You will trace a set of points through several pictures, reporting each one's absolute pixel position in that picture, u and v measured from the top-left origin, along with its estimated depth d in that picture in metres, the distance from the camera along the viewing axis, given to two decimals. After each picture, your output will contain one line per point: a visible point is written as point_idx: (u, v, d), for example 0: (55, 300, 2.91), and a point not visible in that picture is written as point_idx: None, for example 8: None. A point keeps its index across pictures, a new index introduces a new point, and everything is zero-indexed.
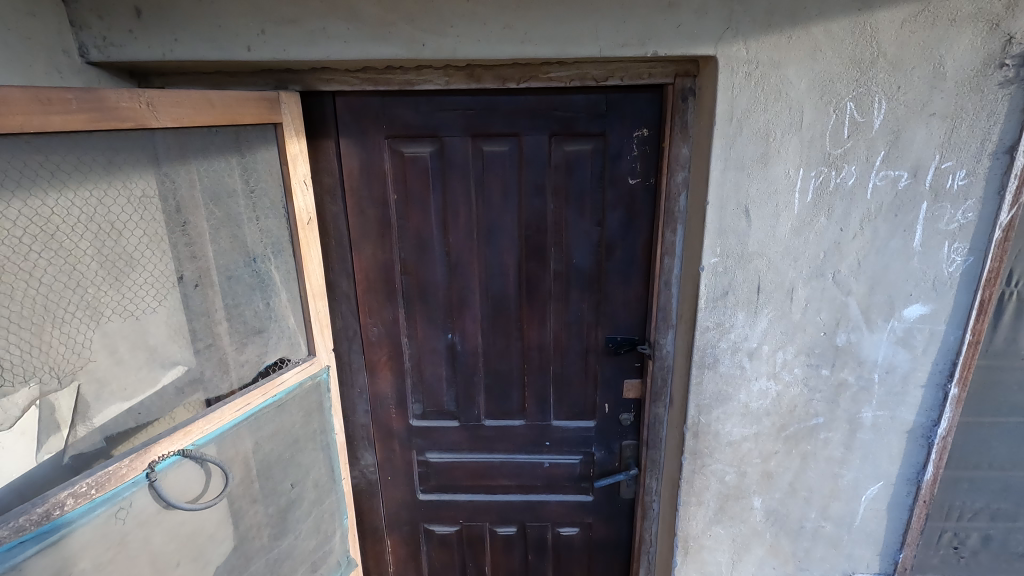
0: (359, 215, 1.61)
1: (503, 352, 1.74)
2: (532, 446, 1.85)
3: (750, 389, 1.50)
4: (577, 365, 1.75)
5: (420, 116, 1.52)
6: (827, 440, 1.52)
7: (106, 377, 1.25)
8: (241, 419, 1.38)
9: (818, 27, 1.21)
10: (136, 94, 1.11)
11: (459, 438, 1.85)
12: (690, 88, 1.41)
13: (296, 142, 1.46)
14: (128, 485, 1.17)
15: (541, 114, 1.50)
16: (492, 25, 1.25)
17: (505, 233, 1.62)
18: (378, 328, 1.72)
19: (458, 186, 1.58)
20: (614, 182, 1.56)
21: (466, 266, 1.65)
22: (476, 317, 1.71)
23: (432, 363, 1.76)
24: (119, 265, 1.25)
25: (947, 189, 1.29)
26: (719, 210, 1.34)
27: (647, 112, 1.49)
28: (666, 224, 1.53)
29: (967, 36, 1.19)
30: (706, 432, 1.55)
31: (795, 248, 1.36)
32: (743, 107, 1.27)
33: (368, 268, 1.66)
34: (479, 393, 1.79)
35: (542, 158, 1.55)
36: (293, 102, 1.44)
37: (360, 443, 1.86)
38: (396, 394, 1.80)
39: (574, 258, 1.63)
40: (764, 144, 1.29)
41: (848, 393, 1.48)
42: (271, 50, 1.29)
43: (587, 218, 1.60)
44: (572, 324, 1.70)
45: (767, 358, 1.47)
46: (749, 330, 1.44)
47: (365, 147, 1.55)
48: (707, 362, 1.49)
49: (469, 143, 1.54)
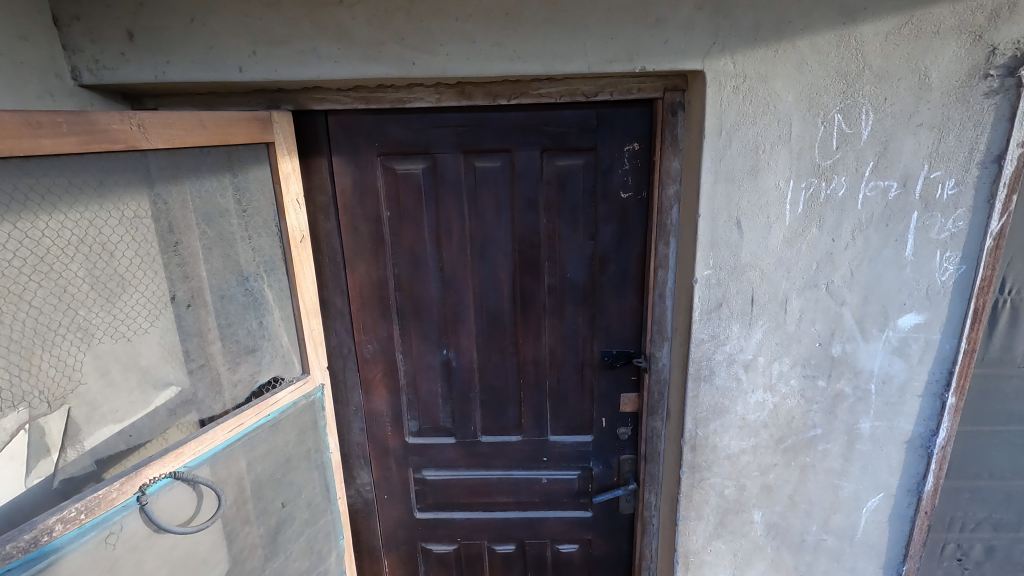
0: (353, 232, 1.62)
1: (499, 367, 1.73)
2: (529, 462, 1.83)
3: (746, 401, 1.49)
4: (574, 378, 1.74)
5: (411, 134, 1.53)
6: (826, 452, 1.51)
7: (97, 399, 1.24)
8: (234, 439, 1.36)
9: (803, 40, 1.22)
10: (128, 116, 1.12)
11: (456, 455, 1.83)
12: (680, 102, 1.41)
13: (288, 161, 1.45)
14: (118, 509, 1.15)
15: (532, 130, 1.52)
16: (482, 43, 1.27)
17: (499, 248, 1.62)
18: (372, 345, 1.72)
19: (451, 202, 1.58)
20: (606, 196, 1.56)
21: (460, 282, 1.65)
22: (470, 333, 1.70)
23: (427, 380, 1.75)
24: (111, 285, 1.26)
25: (937, 198, 1.30)
26: (711, 222, 1.35)
27: (638, 126, 1.50)
28: (659, 236, 1.53)
29: (952, 47, 1.20)
30: (704, 446, 1.53)
31: (788, 260, 1.37)
32: (732, 120, 1.28)
33: (362, 285, 1.66)
34: (475, 409, 1.78)
35: (534, 172, 1.55)
36: (285, 120, 1.44)
37: (356, 461, 1.84)
38: (391, 412, 1.78)
39: (567, 272, 1.63)
40: (753, 156, 1.30)
41: (845, 404, 1.47)
42: (262, 70, 1.29)
43: (580, 233, 1.60)
44: (567, 337, 1.70)
45: (763, 369, 1.46)
46: (744, 342, 1.44)
47: (358, 165, 1.56)
48: (703, 374, 1.48)
49: (461, 160, 1.55)
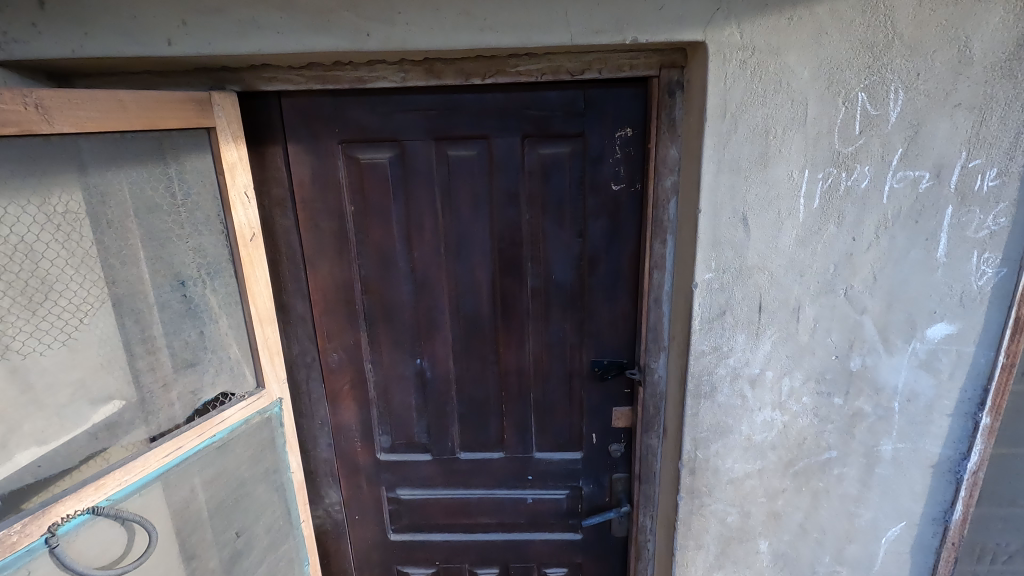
0: (313, 230, 1.45)
1: (478, 378, 1.57)
2: (513, 481, 1.67)
3: (752, 420, 1.32)
4: (561, 390, 1.58)
5: (376, 118, 1.36)
6: (841, 476, 1.35)
7: (14, 419, 1.09)
8: (170, 465, 1.21)
9: (823, 5, 1.04)
10: (19, 94, 0.95)
11: (433, 473, 1.67)
12: (678, 81, 1.23)
13: (233, 149, 1.27)
14: (21, 554, 1.00)
15: (511, 113, 1.34)
16: (448, 11, 1.09)
17: (476, 246, 1.45)
18: (338, 354, 1.56)
19: (422, 195, 1.42)
20: (595, 189, 1.39)
21: (434, 284, 1.49)
22: (446, 340, 1.54)
23: (400, 391, 1.59)
24: (31, 288, 1.11)
25: (975, 191, 1.12)
26: (714, 219, 1.17)
27: (631, 109, 1.33)
28: (655, 234, 1.35)
29: (997, 13, 1.02)
30: (704, 469, 1.36)
31: (801, 262, 1.19)
32: (738, 100, 1.10)
33: (325, 287, 1.49)
34: (453, 423, 1.62)
35: (514, 162, 1.38)
36: (229, 102, 1.26)
37: (323, 479, 1.68)
38: (361, 426, 1.62)
39: (553, 273, 1.47)
40: (763, 143, 1.12)
41: (864, 424, 1.30)
42: (195, 44, 1.12)
43: (567, 230, 1.43)
44: (553, 345, 1.53)
45: (771, 386, 1.29)
46: (750, 355, 1.27)
47: (317, 154, 1.39)
48: (703, 391, 1.30)
49: (432, 148, 1.38)
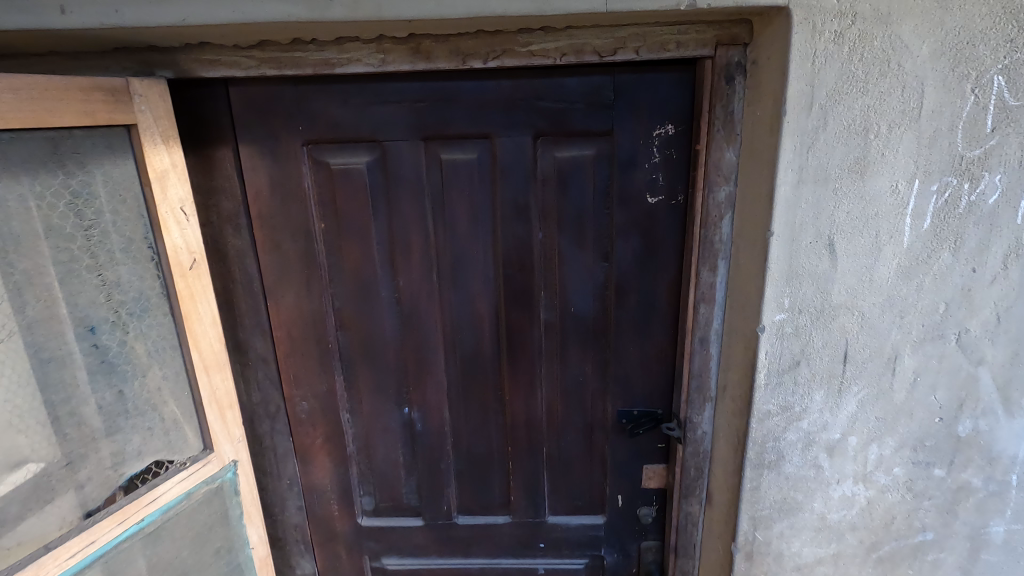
0: (274, 252, 1.16)
1: (479, 430, 1.29)
2: (521, 549, 1.39)
3: (828, 496, 1.04)
4: (580, 444, 1.30)
5: (349, 113, 1.07)
6: (937, 564, 1.07)
7: None
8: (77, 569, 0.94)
9: None
10: None
11: (425, 540, 1.39)
12: (739, 63, 0.95)
13: (163, 155, 0.99)
14: None
15: (521, 106, 1.06)
16: None
17: (476, 272, 1.17)
18: (308, 402, 1.27)
19: (408, 209, 1.13)
20: (626, 201, 1.11)
21: (424, 318, 1.21)
22: (440, 385, 1.26)
23: (384, 445, 1.31)
24: None
25: None
26: (790, 245, 0.89)
27: (674, 101, 1.04)
28: (702, 258, 1.07)
29: None
30: (764, 554, 1.08)
31: (902, 299, 0.91)
32: (830, 86, 0.82)
33: (290, 322, 1.21)
34: (449, 483, 1.34)
35: (524, 167, 1.10)
36: (156, 92, 0.98)
37: (294, 548, 1.40)
38: (337, 486, 1.34)
39: (571, 304, 1.18)
40: (861, 144, 0.84)
41: (972, 501, 1.02)
42: (96, 12, 0.83)
43: (589, 251, 1.15)
44: (571, 391, 1.25)
45: (855, 454, 1.01)
46: (829, 417, 0.99)
47: (277, 157, 1.10)
48: (767, 460, 1.02)
49: (421, 150, 1.10)
